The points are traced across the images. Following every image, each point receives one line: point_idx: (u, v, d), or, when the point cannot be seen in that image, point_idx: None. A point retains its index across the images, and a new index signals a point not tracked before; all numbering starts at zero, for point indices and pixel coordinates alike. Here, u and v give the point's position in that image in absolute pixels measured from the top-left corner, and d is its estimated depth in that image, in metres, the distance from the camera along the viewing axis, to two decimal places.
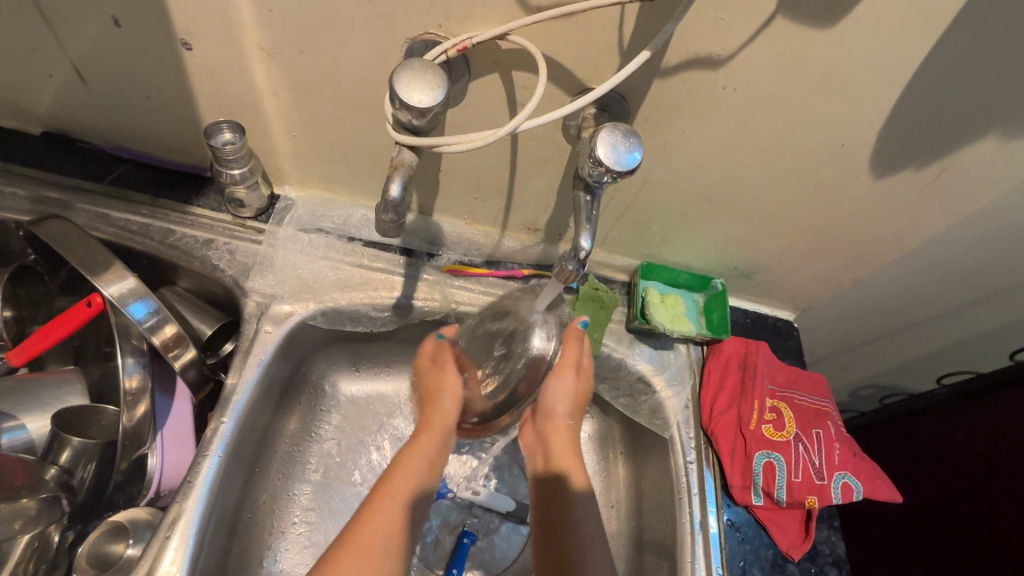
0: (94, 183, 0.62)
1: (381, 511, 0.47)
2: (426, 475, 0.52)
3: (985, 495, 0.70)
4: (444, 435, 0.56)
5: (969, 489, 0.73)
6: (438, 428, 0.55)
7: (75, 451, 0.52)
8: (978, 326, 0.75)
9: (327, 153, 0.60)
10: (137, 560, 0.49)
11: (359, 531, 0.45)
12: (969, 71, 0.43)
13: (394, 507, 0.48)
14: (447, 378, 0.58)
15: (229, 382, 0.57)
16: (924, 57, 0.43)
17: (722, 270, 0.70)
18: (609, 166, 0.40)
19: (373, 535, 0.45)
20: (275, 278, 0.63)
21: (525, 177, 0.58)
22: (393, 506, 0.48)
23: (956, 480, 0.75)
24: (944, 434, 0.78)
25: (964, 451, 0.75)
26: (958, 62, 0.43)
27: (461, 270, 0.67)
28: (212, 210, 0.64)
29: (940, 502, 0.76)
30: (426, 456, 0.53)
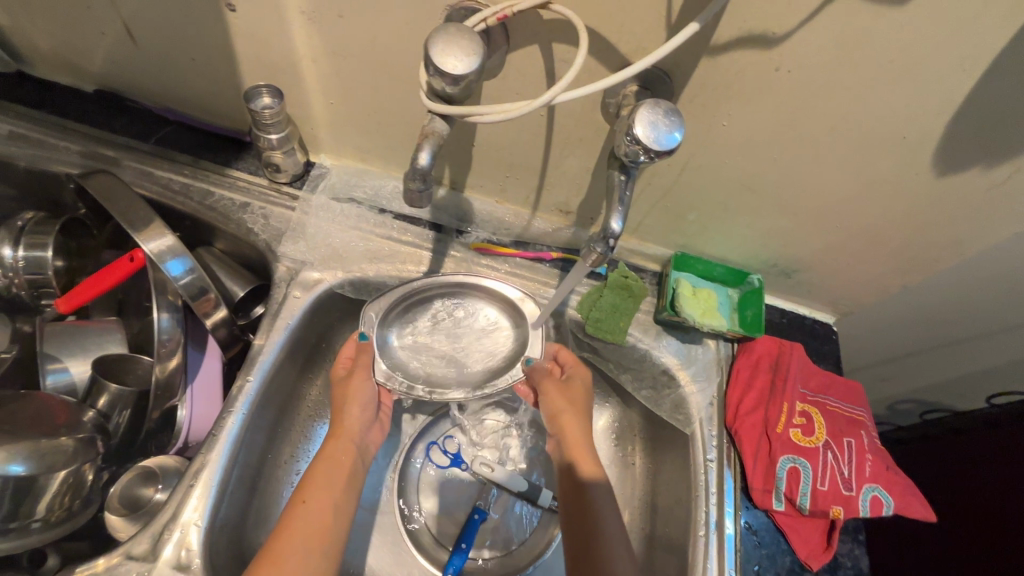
0: (139, 141, 0.64)
1: (300, 514, 0.50)
2: (337, 477, 0.54)
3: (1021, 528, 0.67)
4: (351, 441, 0.58)
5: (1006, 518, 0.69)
6: (348, 435, 0.58)
7: (111, 397, 0.55)
8: None
9: (363, 123, 0.60)
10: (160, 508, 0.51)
11: (281, 538, 0.48)
12: None
13: (310, 512, 0.50)
14: (355, 387, 0.59)
15: (257, 343, 0.58)
16: (1005, 43, 0.39)
17: (760, 266, 0.67)
18: (646, 145, 0.38)
19: (293, 539, 0.48)
20: (306, 244, 0.63)
21: (559, 157, 0.57)
22: (322, 500, 0.52)
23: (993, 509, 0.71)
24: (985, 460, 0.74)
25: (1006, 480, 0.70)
26: None
27: (489, 249, 0.67)
28: (250, 174, 0.65)
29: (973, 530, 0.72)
30: (333, 460, 0.55)
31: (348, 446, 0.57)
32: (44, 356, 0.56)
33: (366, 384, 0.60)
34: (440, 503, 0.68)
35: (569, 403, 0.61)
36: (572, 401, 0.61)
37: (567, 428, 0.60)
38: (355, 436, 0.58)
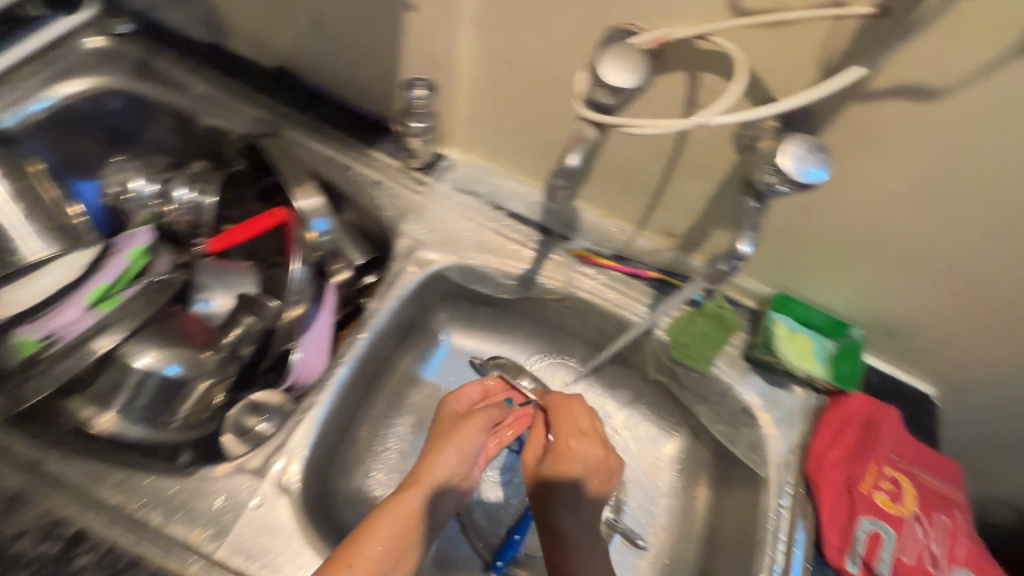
0: (299, 114, 0.73)
1: None
2: (399, 531, 0.52)
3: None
4: (430, 490, 0.56)
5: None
6: (428, 484, 0.56)
7: (243, 331, 0.62)
8: None
9: (498, 124, 0.65)
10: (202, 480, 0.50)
11: None
12: None
13: None
14: (463, 430, 0.60)
15: (371, 306, 0.64)
16: None
17: (864, 321, 0.66)
18: (789, 176, 0.40)
19: None
20: (426, 226, 0.69)
21: (679, 180, 0.59)
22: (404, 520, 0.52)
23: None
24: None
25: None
26: None
27: (589, 258, 0.69)
28: (386, 156, 0.72)
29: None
30: (399, 514, 0.52)
31: (427, 495, 0.55)
32: (192, 286, 0.64)
33: (472, 431, 0.61)
34: (502, 490, 0.71)
35: (569, 432, 0.62)
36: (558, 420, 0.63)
37: (565, 464, 0.60)
38: (435, 488, 0.57)
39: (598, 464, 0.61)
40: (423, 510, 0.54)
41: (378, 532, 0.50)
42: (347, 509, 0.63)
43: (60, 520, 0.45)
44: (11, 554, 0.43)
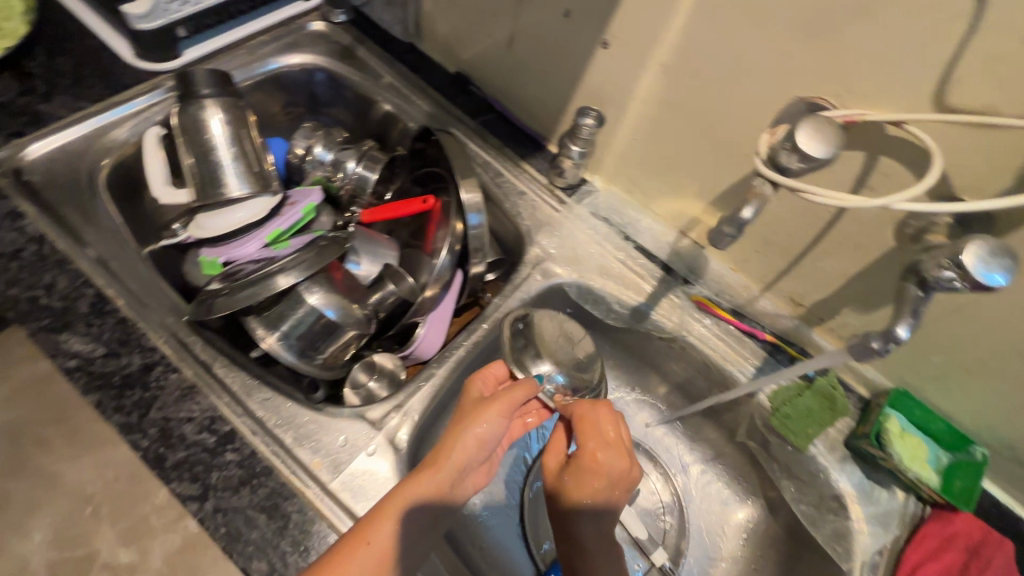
0: (466, 116, 0.80)
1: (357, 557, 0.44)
2: (417, 511, 0.48)
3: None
4: (448, 478, 0.51)
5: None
6: (448, 471, 0.51)
7: (382, 296, 0.67)
8: None
9: (651, 163, 0.68)
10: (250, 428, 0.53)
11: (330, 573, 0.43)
12: None
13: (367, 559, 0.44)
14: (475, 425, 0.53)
15: (497, 301, 0.69)
16: None
17: (990, 441, 0.62)
18: (967, 271, 0.40)
19: None
20: (558, 241, 0.73)
21: (825, 254, 0.59)
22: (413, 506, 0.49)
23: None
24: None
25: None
26: None
27: (708, 307, 0.71)
28: (535, 169, 0.77)
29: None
30: (417, 491, 0.49)
31: (445, 482, 0.51)
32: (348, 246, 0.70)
33: (493, 417, 0.54)
34: None
35: (595, 443, 0.55)
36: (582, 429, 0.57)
37: (590, 477, 0.54)
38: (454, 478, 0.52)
39: (623, 475, 0.55)
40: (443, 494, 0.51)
41: (389, 510, 0.47)
42: None
43: (217, 418, 0.52)
44: (176, 435, 0.50)
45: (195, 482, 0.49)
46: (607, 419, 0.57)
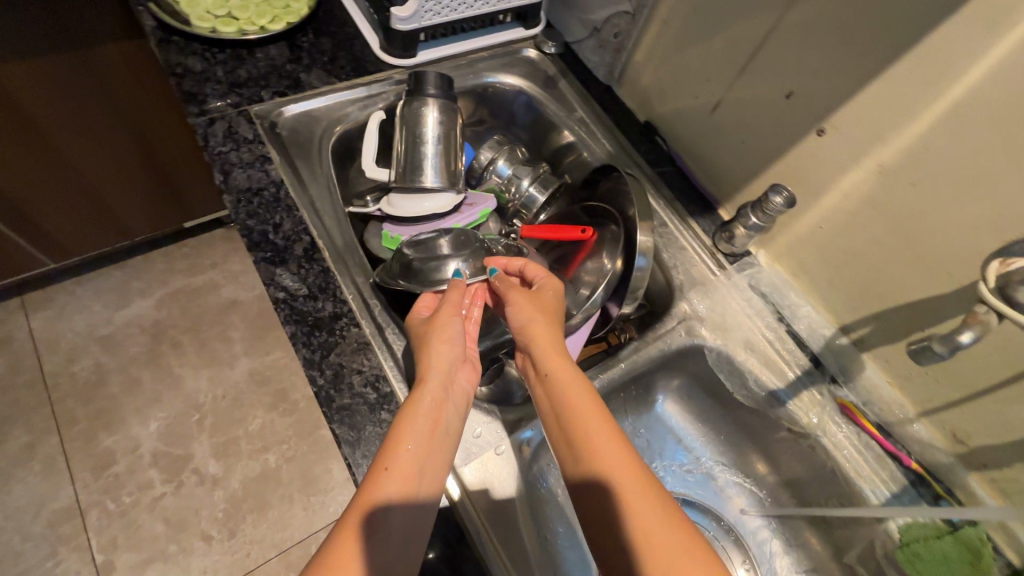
0: (645, 164, 0.83)
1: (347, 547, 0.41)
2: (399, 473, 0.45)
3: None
4: (416, 430, 0.48)
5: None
6: (416, 419, 0.49)
7: None
8: None
9: (831, 253, 0.67)
10: (334, 394, 0.55)
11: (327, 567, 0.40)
12: None
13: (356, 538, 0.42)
14: (429, 349, 0.53)
15: (638, 343, 0.72)
16: None
17: None
18: None
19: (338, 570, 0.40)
20: (708, 304, 0.74)
21: (1015, 399, 0.55)
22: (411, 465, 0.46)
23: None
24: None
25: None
26: None
27: (853, 414, 0.67)
28: (701, 229, 0.78)
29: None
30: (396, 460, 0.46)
31: (421, 441, 0.48)
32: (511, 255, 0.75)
33: (451, 321, 0.56)
34: None
35: (534, 318, 0.56)
36: (559, 352, 0.54)
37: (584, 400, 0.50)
38: (432, 436, 0.49)
39: (535, 306, 0.57)
40: (419, 459, 0.47)
41: (376, 476, 0.45)
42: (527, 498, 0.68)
43: (381, 377, 0.57)
44: (346, 382, 0.56)
45: (352, 429, 0.54)
46: (505, 279, 0.60)
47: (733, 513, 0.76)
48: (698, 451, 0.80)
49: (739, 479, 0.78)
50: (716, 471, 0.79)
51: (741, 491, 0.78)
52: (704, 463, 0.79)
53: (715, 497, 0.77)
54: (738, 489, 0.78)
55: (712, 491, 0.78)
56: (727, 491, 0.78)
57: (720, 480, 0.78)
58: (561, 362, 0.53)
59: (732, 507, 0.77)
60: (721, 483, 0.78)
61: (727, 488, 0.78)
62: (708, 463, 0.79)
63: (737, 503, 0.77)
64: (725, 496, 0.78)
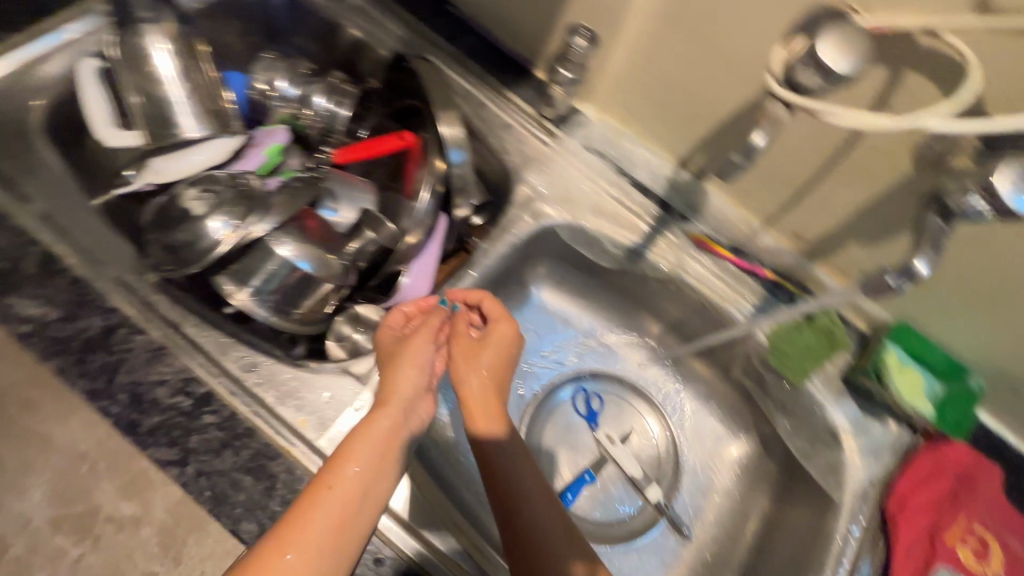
0: (445, 42, 0.72)
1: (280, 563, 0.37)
2: (342, 488, 0.42)
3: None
4: (371, 439, 0.46)
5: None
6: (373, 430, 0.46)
7: (363, 244, 0.63)
8: None
9: (649, 87, 0.62)
10: (139, 417, 0.47)
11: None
12: None
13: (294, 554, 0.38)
14: (407, 364, 0.52)
15: (485, 245, 0.66)
16: None
17: (985, 371, 0.61)
18: (995, 201, 0.36)
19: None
20: (548, 179, 0.68)
21: (833, 184, 0.56)
22: (367, 450, 0.45)
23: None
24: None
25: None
26: None
27: (707, 245, 0.67)
28: (522, 100, 0.71)
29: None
30: (335, 470, 0.43)
31: (376, 449, 0.45)
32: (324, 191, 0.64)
33: (424, 345, 0.54)
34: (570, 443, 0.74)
35: (488, 347, 0.56)
36: (474, 355, 0.56)
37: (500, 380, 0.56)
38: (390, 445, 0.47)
39: (497, 340, 0.57)
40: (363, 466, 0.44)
41: (311, 493, 0.41)
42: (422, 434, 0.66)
43: (191, 379, 0.49)
44: (149, 400, 0.47)
45: (174, 447, 0.47)
46: (456, 332, 0.57)
47: (631, 370, 0.79)
48: (586, 325, 0.80)
49: (630, 336, 0.79)
50: (607, 337, 0.79)
51: (635, 349, 0.79)
52: (594, 337, 0.79)
53: (612, 363, 0.79)
54: (631, 348, 0.79)
55: (607, 358, 0.79)
56: (621, 353, 0.79)
57: (613, 344, 0.79)
58: (485, 355, 0.56)
59: (628, 365, 0.79)
60: (613, 346, 0.79)
61: (620, 350, 0.79)
62: (598, 333, 0.79)
63: (633, 359, 0.79)
64: (621, 358, 0.79)
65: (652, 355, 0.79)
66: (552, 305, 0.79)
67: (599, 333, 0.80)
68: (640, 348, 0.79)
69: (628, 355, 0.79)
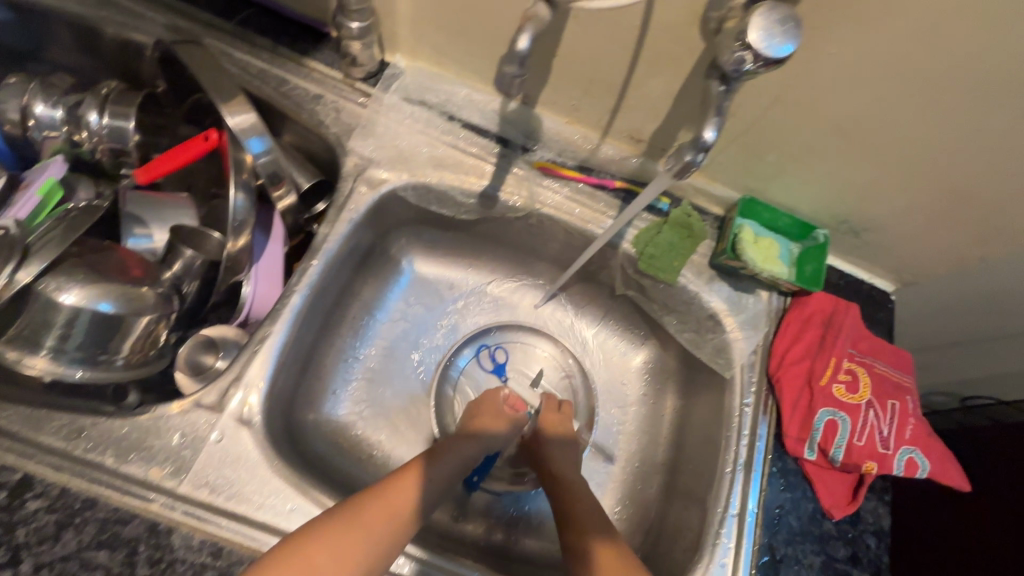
0: (221, 20, 0.64)
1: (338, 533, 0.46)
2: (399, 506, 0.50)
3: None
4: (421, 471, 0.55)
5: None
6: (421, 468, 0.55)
7: (185, 264, 0.58)
8: None
9: (444, 19, 0.58)
10: None
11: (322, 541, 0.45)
12: None
13: (354, 528, 0.46)
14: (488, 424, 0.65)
15: (322, 232, 0.60)
16: None
17: (828, 221, 0.65)
18: (757, 52, 0.36)
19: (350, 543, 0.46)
20: (375, 144, 0.64)
21: (645, 78, 0.55)
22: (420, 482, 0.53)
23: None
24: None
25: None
26: None
27: (553, 170, 0.66)
28: (325, 65, 0.65)
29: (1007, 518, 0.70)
30: (398, 491, 0.51)
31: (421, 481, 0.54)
32: (131, 218, 0.59)
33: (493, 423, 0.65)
34: None
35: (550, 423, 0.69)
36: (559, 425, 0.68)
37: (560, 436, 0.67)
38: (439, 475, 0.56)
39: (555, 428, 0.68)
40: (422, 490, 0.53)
41: (381, 494, 0.50)
42: (316, 439, 0.63)
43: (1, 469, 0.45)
44: None
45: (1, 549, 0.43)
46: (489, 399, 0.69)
47: (528, 310, 0.78)
48: (472, 280, 0.77)
49: (519, 278, 0.77)
50: (496, 286, 0.78)
51: (527, 290, 0.78)
52: (485, 290, 0.77)
53: (507, 311, 0.77)
54: (524, 290, 0.78)
55: (502, 306, 0.77)
56: (515, 299, 0.78)
57: (504, 290, 0.78)
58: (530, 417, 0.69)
59: (524, 308, 0.78)
60: (503, 293, 0.78)
61: (511, 295, 0.78)
62: (487, 284, 0.77)
63: (526, 301, 0.78)
64: (514, 303, 0.78)
65: (543, 290, 0.77)
66: (429, 270, 0.75)
67: (487, 285, 0.77)
68: (531, 287, 0.78)
69: (521, 298, 0.78)
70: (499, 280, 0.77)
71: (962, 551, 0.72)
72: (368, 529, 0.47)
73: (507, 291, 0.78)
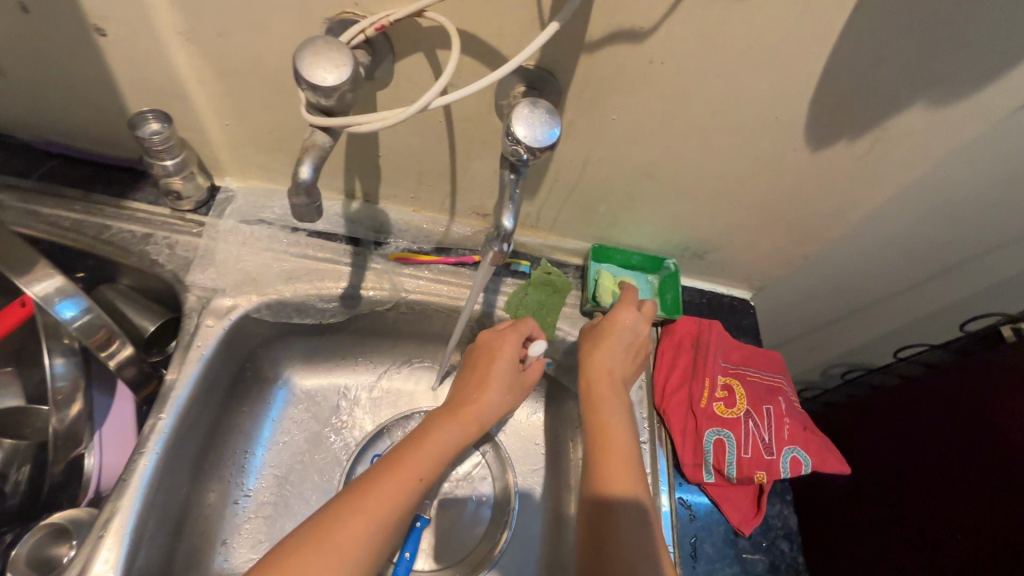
0: (22, 179, 0.61)
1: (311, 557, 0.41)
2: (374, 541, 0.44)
3: (976, 475, 0.67)
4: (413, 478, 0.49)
5: (979, 468, 0.67)
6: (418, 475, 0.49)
7: (6, 453, 0.52)
8: (919, 304, 0.80)
9: (263, 142, 0.58)
10: None
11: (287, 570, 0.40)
12: (883, 51, 0.43)
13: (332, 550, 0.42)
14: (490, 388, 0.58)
15: (169, 378, 0.56)
16: (837, 36, 0.42)
17: (674, 251, 0.70)
18: (528, 144, 0.39)
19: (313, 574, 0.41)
20: (217, 271, 0.61)
21: (468, 162, 0.58)
22: (411, 486, 0.48)
23: (924, 459, 0.75)
24: (937, 407, 0.76)
25: (959, 427, 0.72)
26: (871, 42, 0.43)
27: (409, 258, 0.66)
28: (149, 204, 0.63)
29: (917, 478, 0.75)
30: (390, 492, 0.47)
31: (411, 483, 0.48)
32: None
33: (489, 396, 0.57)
34: None
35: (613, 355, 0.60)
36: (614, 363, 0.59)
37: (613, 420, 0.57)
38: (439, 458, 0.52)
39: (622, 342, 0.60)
40: (408, 500, 0.48)
41: (366, 503, 0.45)
42: None
43: None
44: None
45: None
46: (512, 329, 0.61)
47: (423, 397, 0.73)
48: (363, 378, 0.72)
49: (413, 363, 0.73)
50: (394, 376, 0.73)
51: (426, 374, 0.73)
52: (380, 386, 0.72)
53: (406, 403, 0.72)
54: (422, 376, 0.73)
55: (401, 399, 0.72)
56: (412, 387, 0.73)
57: (401, 382, 0.73)
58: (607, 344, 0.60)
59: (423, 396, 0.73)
60: (397, 386, 0.73)
61: (405, 386, 0.73)
62: (382, 379, 0.73)
63: (423, 387, 0.73)
64: (413, 391, 0.73)
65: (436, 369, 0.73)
66: (309, 379, 0.71)
67: (381, 381, 0.73)
68: (424, 370, 0.73)
69: (420, 385, 0.73)
70: (392, 368, 0.73)
71: (901, 517, 0.76)
72: (348, 545, 0.43)
73: (404, 379, 0.73)
